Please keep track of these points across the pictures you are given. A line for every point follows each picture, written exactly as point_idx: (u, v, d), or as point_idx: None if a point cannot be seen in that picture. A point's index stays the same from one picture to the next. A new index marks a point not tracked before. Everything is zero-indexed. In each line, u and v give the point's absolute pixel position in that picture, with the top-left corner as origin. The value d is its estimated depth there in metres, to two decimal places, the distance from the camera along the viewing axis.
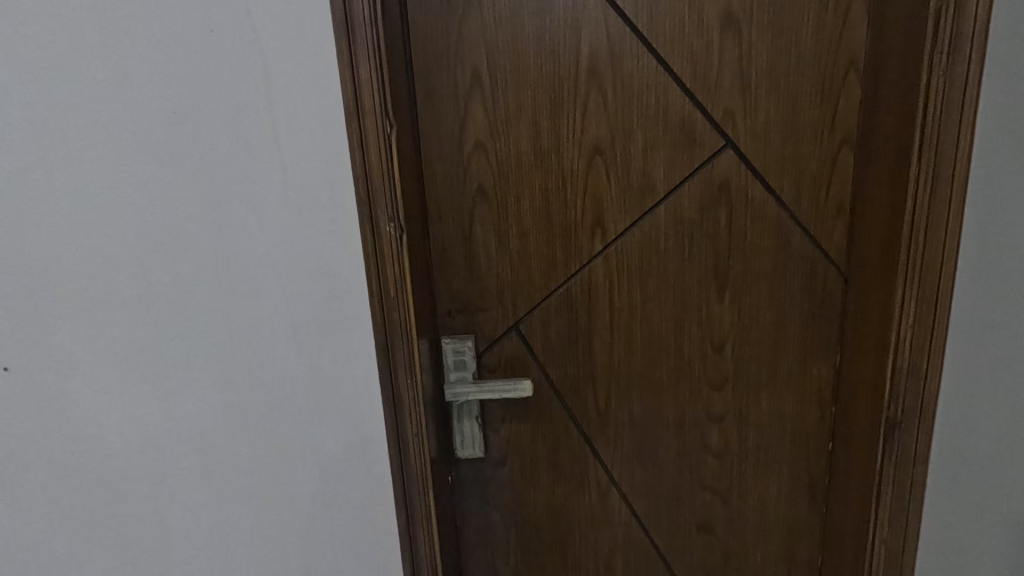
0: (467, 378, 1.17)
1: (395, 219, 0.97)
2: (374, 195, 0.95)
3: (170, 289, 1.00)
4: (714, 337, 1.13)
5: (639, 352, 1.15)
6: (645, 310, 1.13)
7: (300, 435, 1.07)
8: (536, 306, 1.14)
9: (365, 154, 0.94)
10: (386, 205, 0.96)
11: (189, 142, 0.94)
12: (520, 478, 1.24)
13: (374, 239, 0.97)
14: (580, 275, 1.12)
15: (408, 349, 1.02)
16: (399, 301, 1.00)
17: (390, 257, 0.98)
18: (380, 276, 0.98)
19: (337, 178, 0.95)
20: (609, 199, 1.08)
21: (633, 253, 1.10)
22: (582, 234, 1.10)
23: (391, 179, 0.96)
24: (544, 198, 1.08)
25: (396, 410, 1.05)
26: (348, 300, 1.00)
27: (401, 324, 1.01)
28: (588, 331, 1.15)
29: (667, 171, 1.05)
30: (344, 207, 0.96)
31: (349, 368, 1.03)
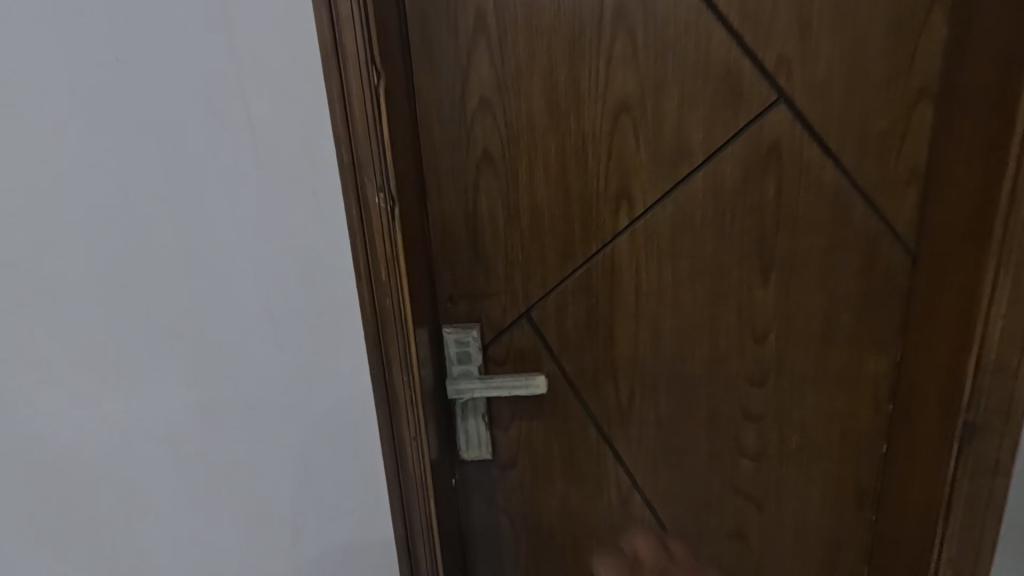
0: (472, 373, 1.04)
1: (385, 189, 0.80)
2: (362, 164, 0.79)
3: (128, 274, 0.86)
4: (755, 326, 0.98)
5: (667, 343, 1.01)
6: (677, 296, 0.98)
7: (285, 437, 0.95)
8: (551, 290, 1.00)
9: (349, 115, 0.77)
10: (375, 177, 0.79)
11: (142, 99, 0.79)
12: (531, 481, 1.12)
13: (363, 217, 0.81)
14: (602, 255, 0.97)
15: (404, 347, 0.87)
16: (395, 291, 0.84)
17: (384, 240, 0.82)
18: (372, 262, 0.83)
19: (317, 142, 0.80)
20: (637, 166, 0.92)
21: (664, 230, 0.95)
22: (604, 207, 0.94)
23: (382, 146, 0.79)
24: (561, 165, 0.93)
25: (393, 413, 0.91)
26: (335, 286, 0.86)
27: (397, 317, 0.86)
28: (611, 319, 1.01)
29: (707, 133, 0.89)
30: (327, 177, 0.82)
31: (338, 363, 0.91)
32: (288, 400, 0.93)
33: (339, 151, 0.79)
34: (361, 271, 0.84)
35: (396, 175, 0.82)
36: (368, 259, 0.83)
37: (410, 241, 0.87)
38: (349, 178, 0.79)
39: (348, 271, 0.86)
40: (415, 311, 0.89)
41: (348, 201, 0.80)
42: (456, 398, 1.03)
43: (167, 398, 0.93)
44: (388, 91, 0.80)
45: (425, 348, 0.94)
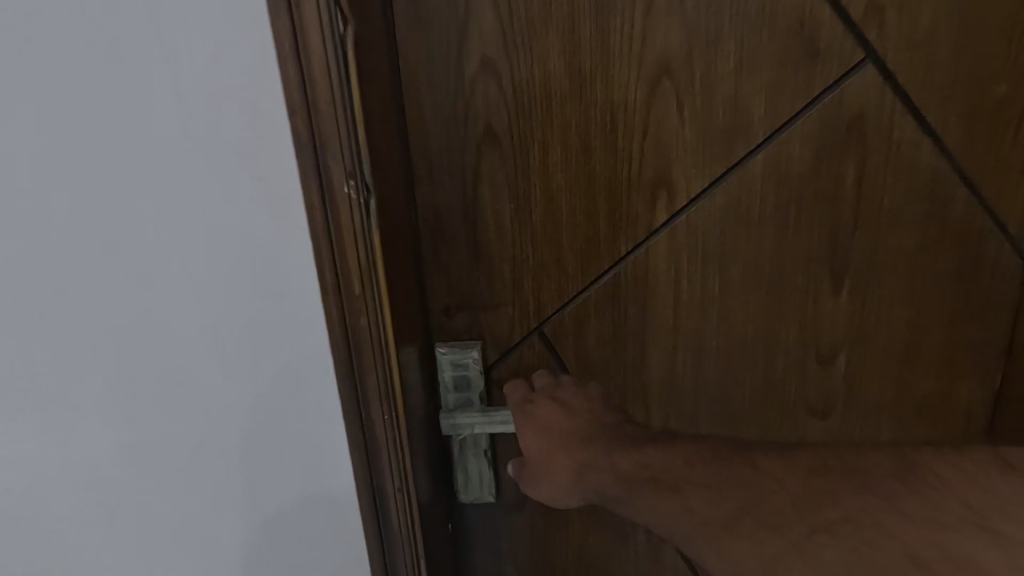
0: (473, 403, 0.85)
1: (355, 176, 0.60)
2: (325, 140, 0.58)
3: (9, 289, 0.63)
4: (822, 345, 0.80)
5: (711, 365, 0.82)
6: (725, 307, 0.79)
7: (238, 489, 0.75)
8: (569, 300, 0.81)
9: (307, 72, 0.56)
10: (342, 158, 0.59)
11: (11, 43, 0.55)
12: (544, 525, 0.94)
13: (329, 213, 0.60)
14: (633, 257, 0.78)
15: (383, 379, 0.68)
16: (373, 308, 0.65)
17: (356, 244, 0.62)
18: (342, 271, 0.63)
19: (262, 107, 0.58)
20: (681, 148, 0.73)
21: (712, 226, 0.76)
22: (638, 200, 0.75)
23: (351, 116, 0.58)
24: (583, 145, 0.74)
25: (372, 459, 0.72)
26: (295, 301, 0.65)
27: (375, 341, 0.66)
28: (641, 335, 0.82)
29: (772, 103, 0.70)
30: (277, 156, 0.60)
31: (303, 399, 0.70)
32: (240, 444, 0.72)
33: (294, 123, 0.58)
34: (326, 283, 0.63)
35: (374, 157, 0.62)
36: (337, 268, 0.63)
37: (392, 243, 0.68)
38: (308, 160, 0.59)
39: (310, 282, 0.65)
40: (399, 331, 0.70)
41: (307, 192, 0.60)
42: (454, 432, 0.85)
43: (76, 447, 0.71)
44: (361, 41, 0.59)
45: (413, 373, 0.75)
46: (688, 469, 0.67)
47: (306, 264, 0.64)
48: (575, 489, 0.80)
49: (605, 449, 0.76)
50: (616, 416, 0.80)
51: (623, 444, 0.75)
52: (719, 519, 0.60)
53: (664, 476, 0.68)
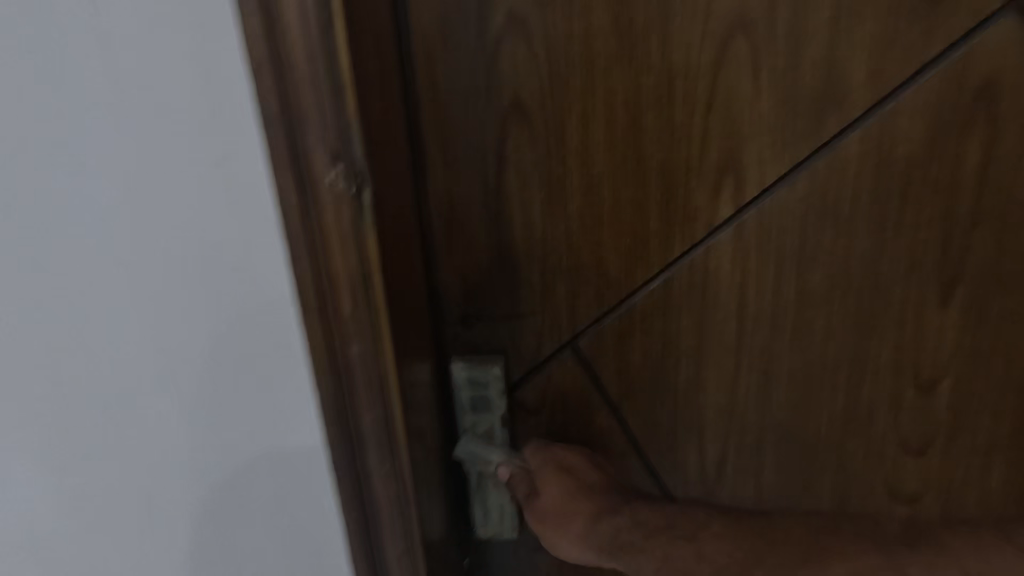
0: (493, 428, 0.73)
1: (344, 163, 0.42)
2: (302, 107, 0.41)
3: None
4: (922, 369, 0.65)
5: (782, 390, 0.68)
6: (803, 321, 0.65)
7: (206, 554, 0.60)
8: (609, 310, 0.68)
9: (270, 3, 0.39)
10: (326, 132, 0.42)
11: None
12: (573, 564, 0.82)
13: (309, 211, 0.44)
14: (689, 260, 0.65)
15: (385, 429, 0.52)
16: (371, 339, 0.48)
17: (348, 253, 0.45)
18: (327, 290, 0.46)
19: (210, 60, 0.42)
20: (756, 125, 0.58)
21: (791, 221, 0.61)
22: (699, 189, 0.62)
23: (338, 70, 0.40)
24: (633, 122, 0.60)
25: (368, 524, 0.57)
26: (264, 324, 0.50)
27: (372, 385, 0.50)
28: (695, 353, 0.68)
29: (876, 67, 0.55)
30: (232, 130, 0.44)
31: (281, 446, 0.55)
32: (204, 499, 0.57)
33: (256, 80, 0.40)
34: (307, 308, 0.47)
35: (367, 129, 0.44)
36: (322, 286, 0.46)
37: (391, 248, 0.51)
38: (278, 134, 0.42)
39: (283, 301, 0.49)
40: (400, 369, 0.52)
41: (278, 181, 0.43)
42: (469, 460, 0.73)
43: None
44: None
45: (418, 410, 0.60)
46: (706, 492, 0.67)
47: (278, 278, 0.48)
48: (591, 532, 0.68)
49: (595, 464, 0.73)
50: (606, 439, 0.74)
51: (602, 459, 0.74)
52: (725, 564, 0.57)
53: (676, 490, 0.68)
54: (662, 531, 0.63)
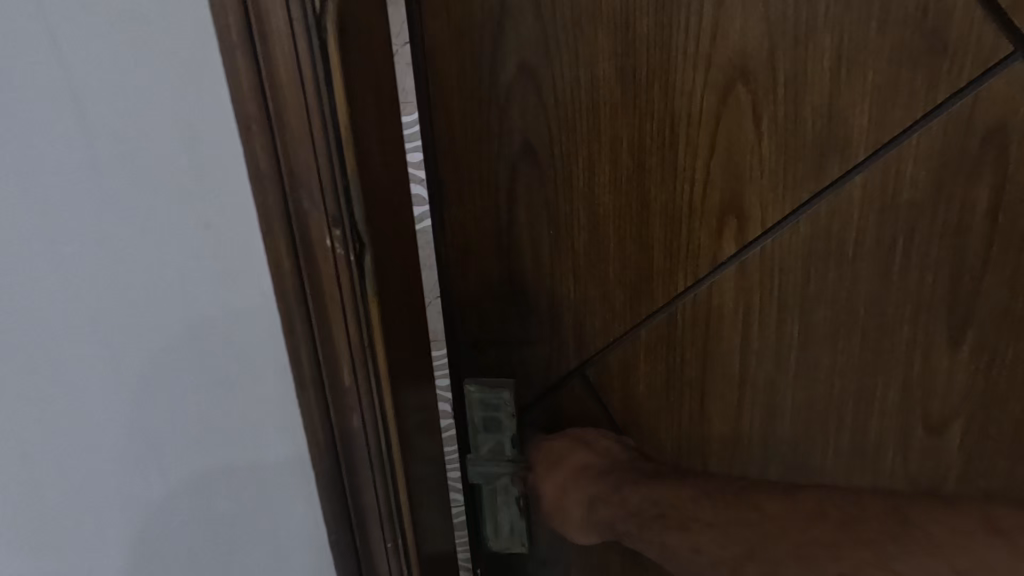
0: (505, 448, 0.76)
1: (339, 228, 0.46)
2: (298, 175, 0.44)
3: None
4: (932, 408, 0.65)
5: (786, 424, 0.69)
6: (807, 357, 0.66)
7: None
8: (614, 341, 0.71)
9: (272, 80, 0.41)
10: (321, 199, 0.44)
11: None
12: None
13: (307, 275, 0.46)
14: (693, 295, 0.66)
15: (382, 471, 0.54)
16: (367, 392, 0.51)
17: (346, 314, 0.48)
18: (326, 349, 0.48)
19: (200, 132, 0.41)
20: (758, 168, 0.60)
21: (795, 259, 0.62)
22: (702, 228, 0.63)
23: (338, 142, 0.44)
24: (638, 164, 0.63)
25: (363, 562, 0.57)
26: (260, 384, 0.49)
27: (370, 442, 0.53)
28: (699, 384, 0.70)
29: (879, 113, 0.56)
30: (226, 193, 0.43)
31: (275, 509, 0.53)
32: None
33: (249, 147, 0.42)
34: (304, 378, 0.49)
35: (369, 191, 0.47)
36: (319, 346, 0.48)
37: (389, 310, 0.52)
38: (272, 201, 0.44)
39: (280, 360, 0.49)
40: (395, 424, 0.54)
41: (271, 245, 0.45)
42: (479, 477, 0.77)
43: None
44: (364, 42, 0.46)
45: (417, 472, 0.59)
46: (695, 503, 0.65)
47: (275, 337, 0.48)
48: (589, 524, 0.75)
49: (613, 483, 0.71)
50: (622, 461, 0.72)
51: (631, 477, 0.70)
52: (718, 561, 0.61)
53: (672, 510, 0.66)
54: (654, 522, 0.67)
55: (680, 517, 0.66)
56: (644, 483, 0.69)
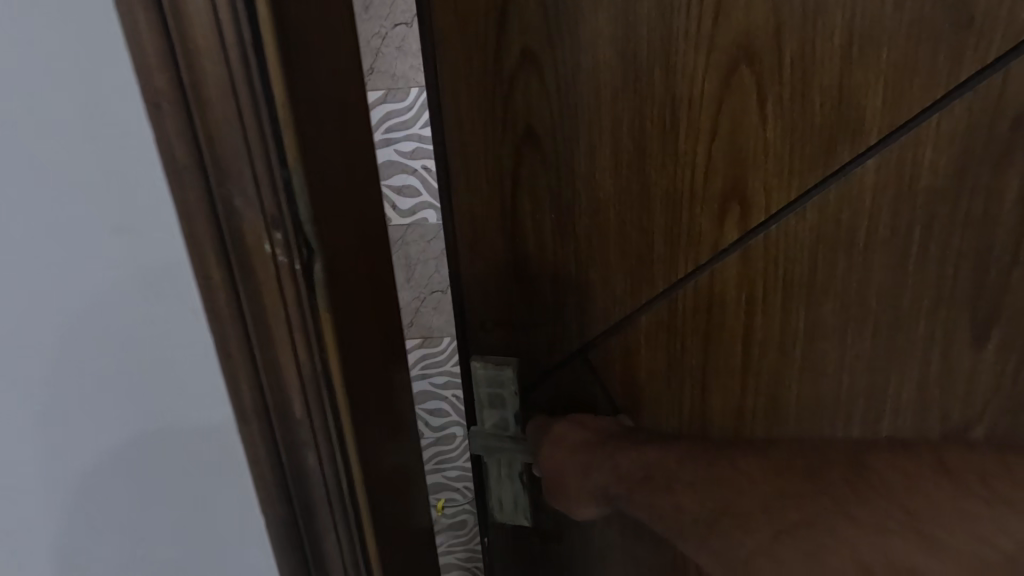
0: (509, 421, 0.80)
1: (277, 227, 0.38)
2: (225, 167, 0.36)
3: None
4: (950, 411, 0.61)
5: (790, 418, 0.67)
6: (813, 351, 0.63)
7: None
8: (616, 324, 0.71)
9: (185, 44, 0.33)
10: (257, 195, 0.36)
11: None
12: (582, 558, 0.87)
13: (243, 289, 0.38)
14: (694, 282, 0.66)
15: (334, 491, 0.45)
16: (320, 423, 0.43)
17: (290, 331, 0.40)
18: (270, 376, 0.41)
19: (111, 123, 0.35)
20: (762, 154, 0.58)
21: (802, 248, 0.60)
22: (704, 214, 0.63)
23: (275, 123, 0.36)
24: (639, 149, 0.63)
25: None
26: (192, 421, 0.43)
27: (327, 473, 0.44)
28: (700, 371, 0.69)
29: (893, 94, 0.52)
30: (143, 203, 0.37)
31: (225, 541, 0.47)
32: None
33: (161, 136, 0.35)
34: (247, 408, 0.42)
35: (320, 191, 0.40)
36: (264, 375, 0.41)
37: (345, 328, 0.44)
38: (194, 201, 0.36)
39: (215, 398, 0.42)
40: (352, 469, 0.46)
41: (199, 252, 0.37)
42: (483, 451, 0.81)
43: None
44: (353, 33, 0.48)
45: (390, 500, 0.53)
46: (679, 464, 0.64)
47: (209, 369, 0.41)
48: (584, 495, 0.73)
49: (604, 446, 0.71)
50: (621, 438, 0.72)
51: (622, 442, 0.71)
52: (700, 515, 0.58)
53: (657, 471, 0.65)
54: (641, 482, 0.65)
55: (665, 477, 0.64)
56: (633, 448, 0.69)
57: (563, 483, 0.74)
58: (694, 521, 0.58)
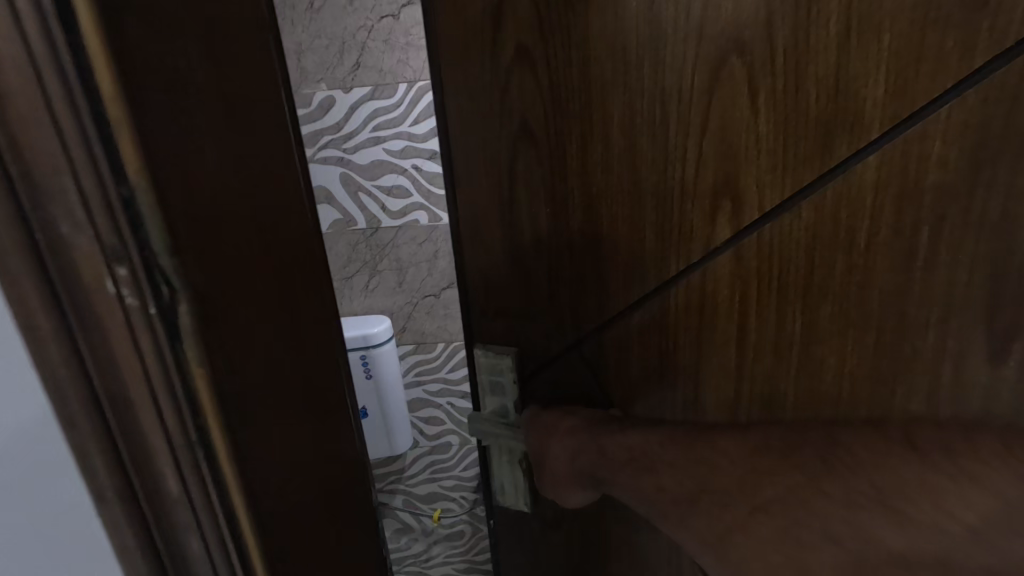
0: (508, 409, 0.82)
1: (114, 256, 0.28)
2: (41, 186, 0.27)
3: None
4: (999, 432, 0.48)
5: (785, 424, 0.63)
6: (812, 356, 0.60)
7: None
8: (609, 318, 0.71)
9: None
10: (87, 218, 0.27)
11: None
12: (582, 550, 0.88)
13: (84, 339, 0.30)
14: (686, 279, 0.64)
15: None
16: (208, 514, 0.33)
17: (152, 394, 0.30)
18: (135, 453, 0.32)
19: None
20: (753, 148, 0.56)
21: (797, 247, 0.57)
22: (695, 211, 0.61)
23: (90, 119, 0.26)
24: (630, 144, 0.62)
25: None
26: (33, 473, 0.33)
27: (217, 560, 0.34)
28: (694, 370, 0.68)
29: (895, 83, 0.49)
30: None
31: None
32: None
33: None
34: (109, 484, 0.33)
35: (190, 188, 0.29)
36: (130, 456, 0.32)
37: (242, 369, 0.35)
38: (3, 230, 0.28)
39: (35, 419, 0.32)
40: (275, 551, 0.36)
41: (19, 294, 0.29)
42: (484, 435, 0.84)
43: None
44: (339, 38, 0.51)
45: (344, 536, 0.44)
46: (661, 448, 0.63)
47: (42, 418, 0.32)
48: (573, 479, 0.72)
49: (589, 429, 0.70)
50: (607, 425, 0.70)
51: (603, 427, 0.70)
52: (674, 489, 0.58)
53: (640, 455, 0.64)
54: (626, 465, 0.65)
55: (645, 461, 0.63)
56: (618, 433, 0.68)
57: (555, 474, 0.73)
58: (675, 499, 0.58)
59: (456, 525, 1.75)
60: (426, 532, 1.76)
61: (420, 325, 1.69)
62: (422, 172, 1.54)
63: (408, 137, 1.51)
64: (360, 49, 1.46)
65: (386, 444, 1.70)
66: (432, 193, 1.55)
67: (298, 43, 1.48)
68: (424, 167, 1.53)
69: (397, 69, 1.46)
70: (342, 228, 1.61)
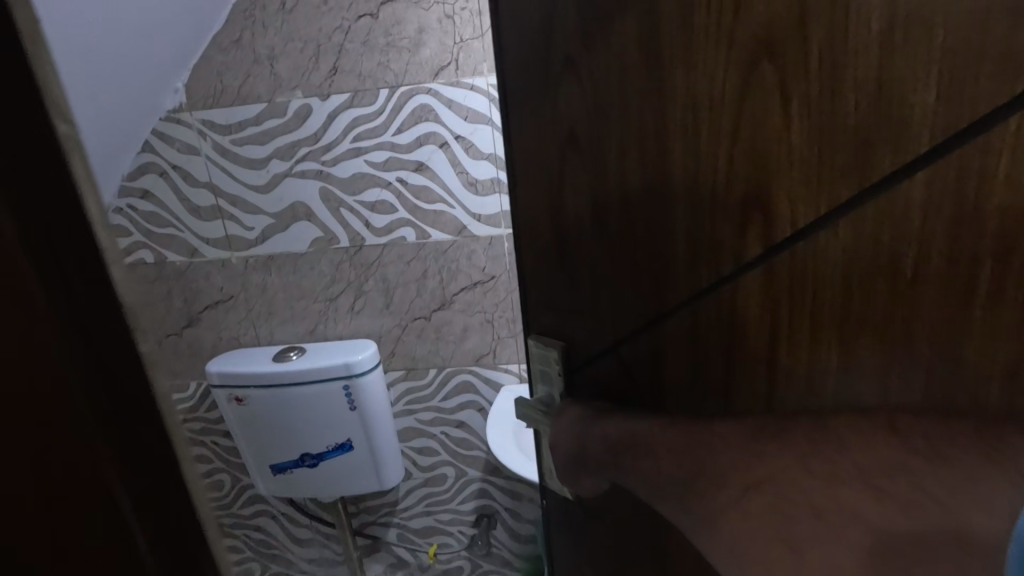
0: (554, 397, 0.83)
1: None
2: None
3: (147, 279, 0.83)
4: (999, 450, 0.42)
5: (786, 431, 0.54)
6: (842, 392, 0.52)
7: None
8: (643, 325, 0.69)
9: None
10: None
11: None
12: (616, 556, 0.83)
13: None
14: (717, 293, 0.60)
15: None
16: None
17: None
18: None
19: None
20: (783, 162, 0.51)
21: (831, 269, 0.51)
22: (724, 224, 0.57)
23: None
24: (661, 150, 0.58)
25: None
26: None
27: None
28: (723, 389, 0.63)
29: (949, 90, 0.41)
30: None
31: None
32: None
33: None
34: None
35: None
36: None
37: None
38: None
39: None
40: None
41: None
42: (529, 421, 0.85)
43: None
44: None
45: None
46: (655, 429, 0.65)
47: None
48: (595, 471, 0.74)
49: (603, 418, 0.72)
50: (613, 429, 0.70)
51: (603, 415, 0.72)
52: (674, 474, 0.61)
53: (640, 437, 0.66)
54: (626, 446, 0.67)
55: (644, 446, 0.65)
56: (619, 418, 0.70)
57: (575, 466, 0.76)
58: (671, 481, 0.62)
59: (454, 561, 2.23)
60: (422, 566, 2.24)
61: (409, 350, 1.99)
62: (406, 185, 1.82)
63: (388, 147, 1.79)
64: (336, 51, 1.72)
65: (374, 480, 1.91)
66: (416, 208, 1.84)
67: (270, 48, 1.72)
68: (407, 180, 1.82)
69: (376, 72, 1.73)
70: (325, 246, 1.90)
